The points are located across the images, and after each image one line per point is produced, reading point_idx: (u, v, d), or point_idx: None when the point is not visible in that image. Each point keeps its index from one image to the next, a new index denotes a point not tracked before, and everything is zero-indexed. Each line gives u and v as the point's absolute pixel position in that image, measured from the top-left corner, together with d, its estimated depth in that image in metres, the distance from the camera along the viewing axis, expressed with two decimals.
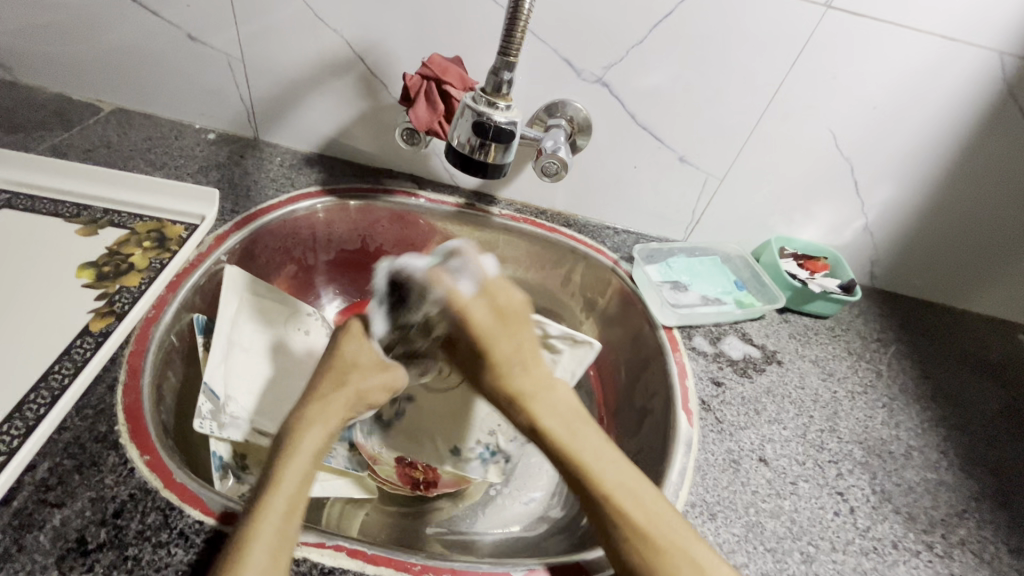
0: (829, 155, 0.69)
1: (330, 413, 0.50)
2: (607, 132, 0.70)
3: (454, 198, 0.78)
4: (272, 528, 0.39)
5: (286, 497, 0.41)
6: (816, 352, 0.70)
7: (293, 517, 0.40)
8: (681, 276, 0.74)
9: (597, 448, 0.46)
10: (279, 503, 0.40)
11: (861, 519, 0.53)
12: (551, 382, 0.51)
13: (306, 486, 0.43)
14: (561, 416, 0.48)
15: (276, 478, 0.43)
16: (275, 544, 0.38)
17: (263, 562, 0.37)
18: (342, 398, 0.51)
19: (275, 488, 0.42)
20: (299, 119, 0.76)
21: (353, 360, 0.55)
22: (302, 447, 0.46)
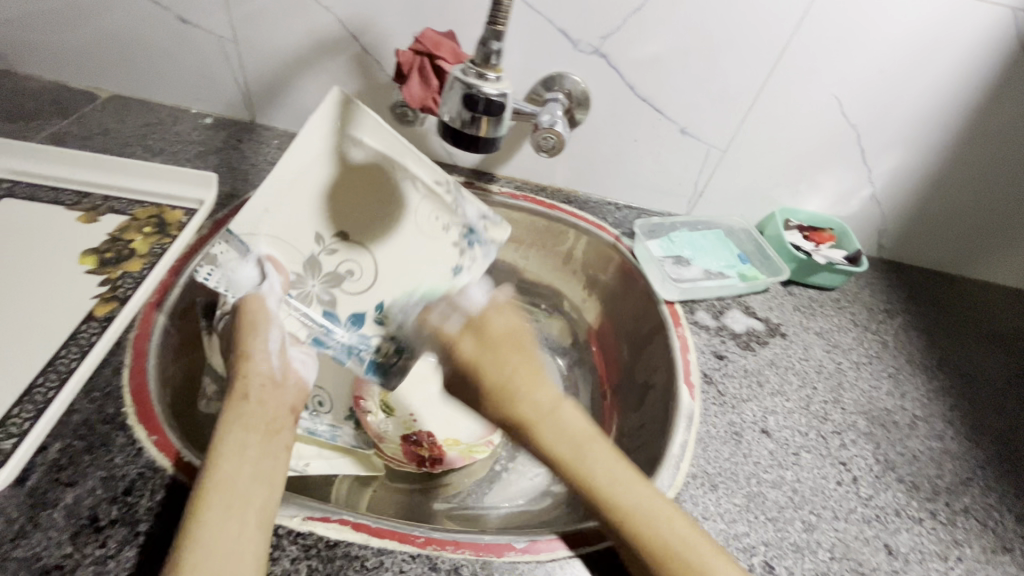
0: (836, 122, 0.68)
1: (245, 392, 0.50)
2: (607, 105, 0.69)
3: (453, 177, 0.77)
4: (220, 508, 0.39)
5: (226, 476, 0.42)
6: (821, 324, 0.69)
7: (236, 491, 0.41)
8: (683, 250, 0.73)
9: (597, 454, 0.48)
10: (224, 485, 0.41)
11: (863, 488, 0.53)
12: (539, 376, 0.54)
13: (239, 474, 0.42)
14: (570, 439, 0.50)
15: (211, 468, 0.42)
16: (231, 517, 0.39)
17: (215, 539, 0.38)
18: (246, 373, 0.52)
19: (215, 473, 0.42)
20: (295, 100, 0.75)
21: (243, 344, 0.54)
22: (233, 426, 0.47)
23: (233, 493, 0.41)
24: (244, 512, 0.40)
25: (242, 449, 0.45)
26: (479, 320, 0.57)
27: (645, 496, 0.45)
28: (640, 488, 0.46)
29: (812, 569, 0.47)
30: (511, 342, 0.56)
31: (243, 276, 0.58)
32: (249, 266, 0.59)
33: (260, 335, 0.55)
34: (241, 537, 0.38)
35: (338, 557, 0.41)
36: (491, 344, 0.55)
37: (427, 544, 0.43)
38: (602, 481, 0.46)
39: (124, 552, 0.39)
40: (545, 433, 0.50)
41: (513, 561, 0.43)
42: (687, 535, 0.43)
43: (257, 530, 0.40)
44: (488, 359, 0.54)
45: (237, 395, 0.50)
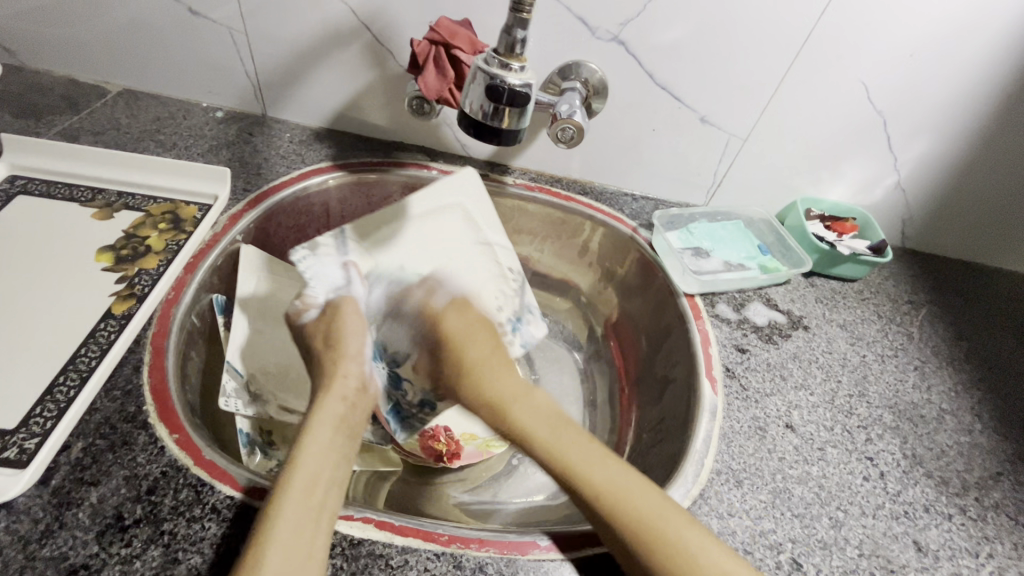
0: (861, 109, 0.66)
1: (337, 392, 0.52)
2: (625, 94, 0.67)
3: (467, 169, 0.77)
4: (299, 498, 0.40)
5: (308, 471, 0.42)
6: (845, 316, 0.68)
7: (316, 485, 0.41)
8: (703, 242, 0.72)
9: (599, 457, 0.48)
10: (302, 477, 0.41)
11: (891, 484, 0.52)
12: (526, 390, 0.58)
13: (319, 477, 0.42)
14: (546, 423, 0.53)
15: (294, 466, 0.43)
16: (306, 508, 0.39)
17: (291, 531, 0.38)
18: (342, 373, 0.54)
19: (297, 468, 0.42)
20: (306, 93, 0.74)
21: (336, 338, 0.56)
22: (319, 421, 0.48)
23: (308, 486, 0.41)
24: (319, 507, 0.40)
25: (326, 445, 0.45)
26: (439, 313, 0.66)
27: (625, 480, 0.46)
28: (632, 474, 0.46)
29: (840, 567, 0.46)
30: (467, 327, 0.65)
31: (329, 273, 0.61)
32: (336, 266, 0.62)
33: (358, 336, 0.57)
34: (309, 532, 0.38)
35: (363, 555, 0.41)
36: (470, 345, 0.64)
37: (451, 542, 0.43)
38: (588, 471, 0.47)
39: (150, 551, 0.39)
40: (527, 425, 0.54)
41: (538, 559, 0.43)
42: (681, 527, 0.42)
43: (325, 530, 0.39)
44: (481, 343, 0.61)
45: (327, 395, 0.51)
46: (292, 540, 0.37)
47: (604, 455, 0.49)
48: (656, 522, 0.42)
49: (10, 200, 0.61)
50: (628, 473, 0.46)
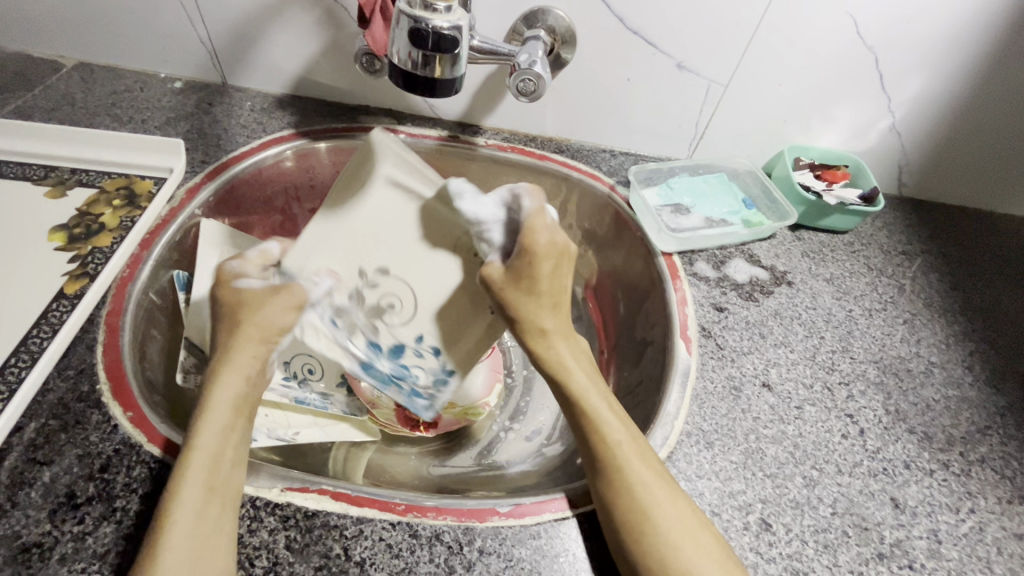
0: (851, 47, 0.61)
1: (238, 365, 0.46)
2: (595, 42, 0.63)
3: (436, 131, 0.73)
4: (197, 486, 0.38)
5: (206, 456, 0.40)
6: (832, 270, 0.65)
7: (214, 470, 0.39)
8: (683, 198, 0.68)
9: (602, 392, 0.47)
10: (197, 467, 0.39)
11: (871, 441, 0.51)
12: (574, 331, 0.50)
13: (217, 470, 0.39)
14: (584, 364, 0.48)
15: (190, 443, 0.40)
16: (204, 502, 0.37)
17: (188, 530, 0.36)
18: (246, 351, 0.47)
19: (194, 450, 0.40)
20: (264, 58, 0.71)
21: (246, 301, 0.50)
22: (218, 399, 0.44)
23: (209, 474, 0.39)
24: (222, 499, 0.38)
25: (228, 422, 0.43)
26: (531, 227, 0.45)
27: (631, 444, 0.43)
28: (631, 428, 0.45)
29: (812, 526, 0.45)
30: (556, 259, 0.47)
31: None
32: None
33: (273, 313, 0.49)
34: (213, 525, 0.37)
35: (317, 526, 0.41)
36: (547, 259, 0.46)
37: (408, 511, 0.42)
38: (596, 405, 0.45)
39: (101, 529, 0.39)
40: (557, 349, 0.48)
41: (496, 526, 0.42)
42: (669, 506, 0.40)
43: (229, 523, 0.38)
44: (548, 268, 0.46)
45: (231, 365, 0.46)
46: (192, 536, 0.36)
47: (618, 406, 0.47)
48: (635, 469, 0.41)
49: None
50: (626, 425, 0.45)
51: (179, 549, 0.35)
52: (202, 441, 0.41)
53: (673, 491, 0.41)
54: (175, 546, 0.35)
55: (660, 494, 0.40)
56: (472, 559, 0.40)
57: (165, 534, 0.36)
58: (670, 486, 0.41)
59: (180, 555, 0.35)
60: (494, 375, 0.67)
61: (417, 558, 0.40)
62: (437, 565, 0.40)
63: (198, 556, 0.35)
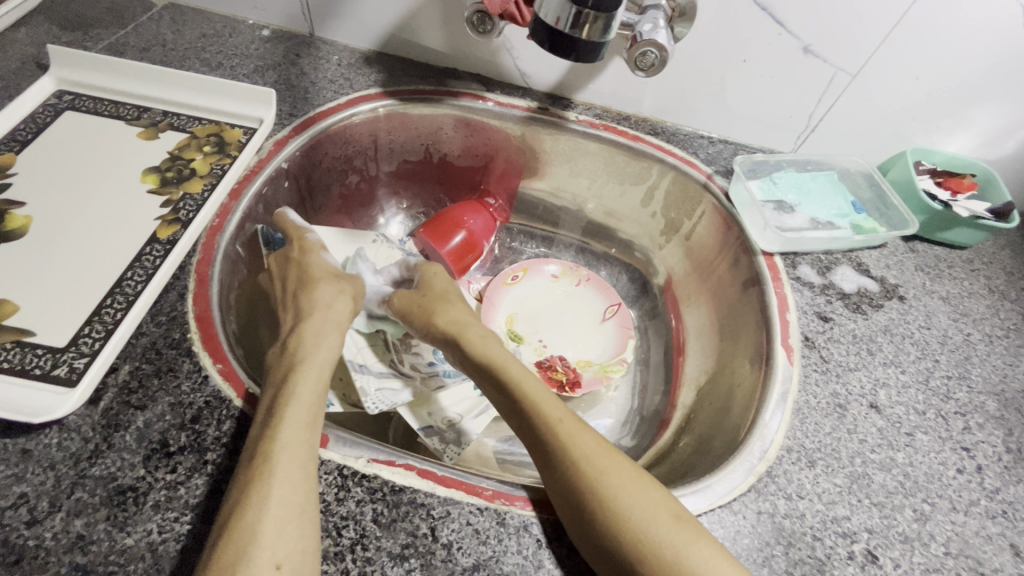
0: (1009, 41, 0.54)
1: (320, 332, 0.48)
2: (716, 15, 0.58)
3: (526, 102, 0.70)
4: (299, 440, 0.38)
5: (304, 419, 0.39)
6: (949, 288, 0.59)
7: (314, 430, 0.40)
8: (788, 195, 0.63)
9: (582, 426, 0.44)
10: (303, 419, 0.39)
11: (990, 480, 0.46)
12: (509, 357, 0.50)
13: (308, 428, 0.39)
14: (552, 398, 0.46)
15: (290, 390, 0.41)
16: (304, 461, 0.37)
17: (292, 477, 0.36)
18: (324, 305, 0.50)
19: (290, 396, 0.41)
20: (356, 10, 0.68)
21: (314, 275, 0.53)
22: (320, 359, 0.45)
23: (308, 425, 0.39)
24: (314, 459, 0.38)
25: (319, 380, 0.44)
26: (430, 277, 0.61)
27: (633, 487, 0.39)
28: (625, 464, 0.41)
29: (922, 564, 0.41)
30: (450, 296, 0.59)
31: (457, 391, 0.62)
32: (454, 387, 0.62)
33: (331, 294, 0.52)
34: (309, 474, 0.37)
35: (404, 503, 0.39)
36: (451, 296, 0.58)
37: (495, 498, 0.40)
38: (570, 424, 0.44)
39: (193, 480, 0.38)
40: (508, 372, 0.49)
41: None
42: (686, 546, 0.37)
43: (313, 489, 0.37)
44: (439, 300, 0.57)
45: (326, 328, 0.48)
46: (293, 491, 0.36)
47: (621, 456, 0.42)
48: (637, 508, 0.38)
49: (57, 116, 0.59)
50: (631, 472, 0.41)
51: (282, 495, 0.35)
52: (302, 393, 0.41)
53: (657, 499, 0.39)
54: (280, 491, 0.35)
55: (686, 538, 0.37)
56: (561, 556, 0.38)
57: (267, 485, 0.35)
58: (650, 491, 0.39)
59: (285, 499, 0.35)
60: (625, 330, 0.71)
61: (504, 548, 0.38)
62: (525, 557, 0.38)
63: (302, 507, 0.35)
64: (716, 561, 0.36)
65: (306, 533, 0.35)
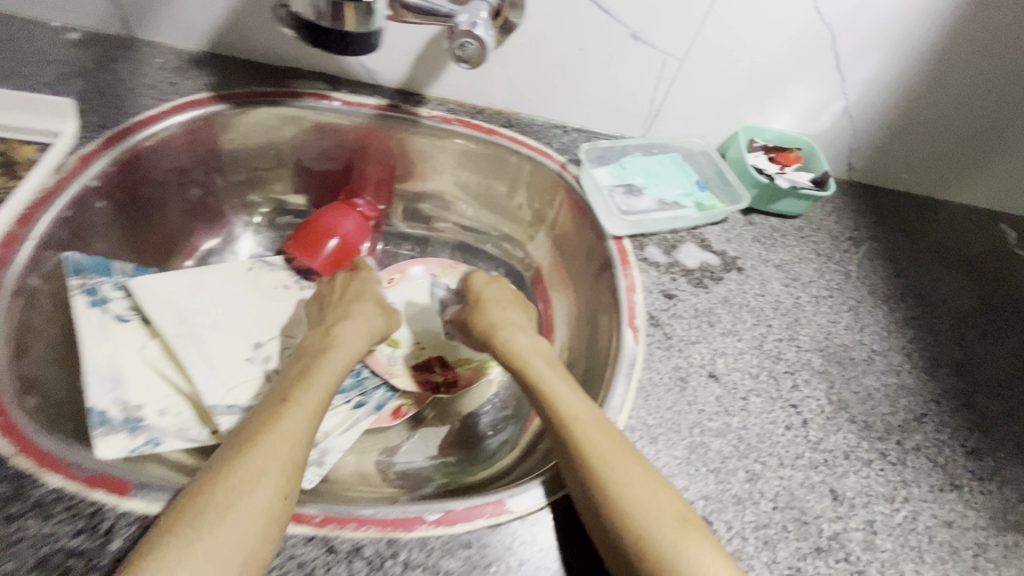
0: (808, 22, 0.58)
1: (331, 365, 0.49)
2: (545, 4, 0.58)
3: (375, 99, 0.67)
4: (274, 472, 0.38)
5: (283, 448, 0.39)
6: (782, 257, 0.63)
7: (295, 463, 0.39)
8: (636, 178, 0.66)
9: (598, 422, 0.43)
10: (290, 437, 0.40)
11: (814, 432, 0.50)
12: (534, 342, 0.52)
13: (291, 459, 0.39)
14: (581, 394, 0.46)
15: (280, 420, 0.41)
16: (271, 494, 0.36)
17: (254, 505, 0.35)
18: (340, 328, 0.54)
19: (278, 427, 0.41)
20: (174, 8, 0.62)
21: (352, 297, 0.58)
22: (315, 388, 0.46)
23: (290, 455, 0.39)
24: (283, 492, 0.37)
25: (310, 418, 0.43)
26: (472, 277, 0.60)
27: (634, 478, 0.39)
28: (632, 455, 0.41)
29: (752, 522, 0.44)
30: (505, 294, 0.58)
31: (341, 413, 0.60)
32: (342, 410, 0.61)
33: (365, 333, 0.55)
34: (278, 506, 0.37)
35: None
36: (489, 297, 0.58)
37: (325, 523, 0.38)
38: (553, 387, 0.46)
39: None
40: (530, 371, 0.49)
41: (423, 535, 0.39)
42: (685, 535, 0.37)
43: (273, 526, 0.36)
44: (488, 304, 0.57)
45: (337, 366, 0.49)
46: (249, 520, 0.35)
47: (631, 450, 0.41)
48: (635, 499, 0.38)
49: None
50: (629, 461, 0.40)
51: (238, 524, 0.34)
52: (286, 424, 0.41)
53: (624, 446, 0.41)
54: (237, 519, 0.35)
55: (687, 532, 0.37)
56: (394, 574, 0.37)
57: (229, 507, 0.35)
58: (652, 486, 0.39)
59: (239, 525, 0.34)
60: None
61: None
62: None
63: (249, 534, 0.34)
64: (696, 542, 0.37)
65: (252, 546, 0.34)
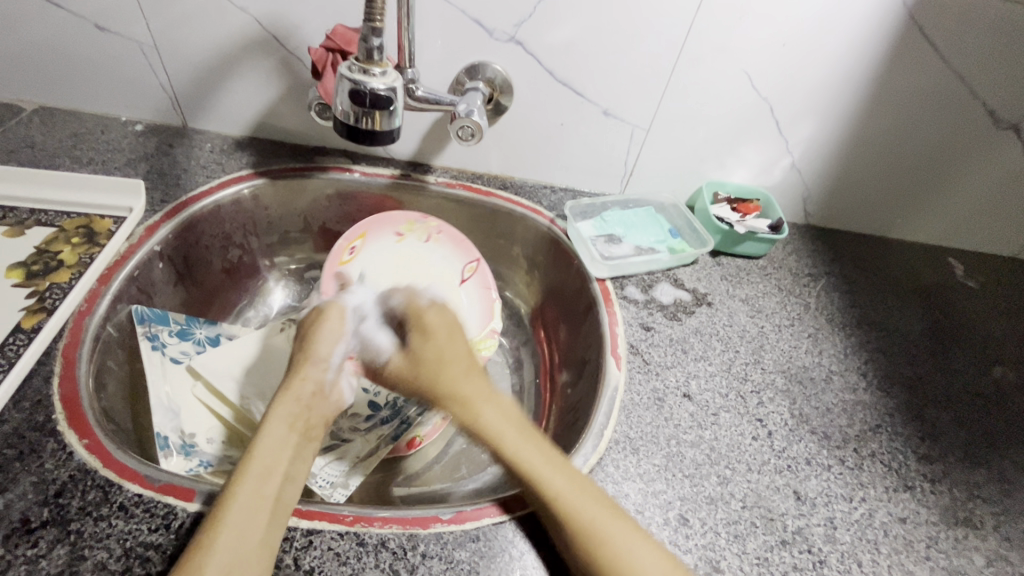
0: (749, 96, 0.70)
1: (295, 393, 0.52)
2: (530, 90, 0.71)
3: (389, 170, 0.79)
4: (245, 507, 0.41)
5: (262, 465, 0.45)
6: (747, 291, 0.72)
7: (267, 484, 0.43)
8: (616, 229, 0.76)
9: (544, 455, 0.48)
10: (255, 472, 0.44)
11: (778, 441, 0.57)
12: (493, 393, 0.55)
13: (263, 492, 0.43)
14: (519, 430, 0.51)
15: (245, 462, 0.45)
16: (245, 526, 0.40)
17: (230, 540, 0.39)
18: (305, 373, 0.55)
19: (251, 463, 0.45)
20: (225, 102, 0.75)
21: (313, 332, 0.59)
22: (278, 415, 0.50)
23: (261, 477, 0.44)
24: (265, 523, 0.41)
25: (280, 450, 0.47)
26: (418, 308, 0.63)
27: (575, 500, 0.45)
28: (570, 479, 0.47)
29: (724, 519, 0.50)
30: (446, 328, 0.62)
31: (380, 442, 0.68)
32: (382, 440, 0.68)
33: (329, 345, 0.58)
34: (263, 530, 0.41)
35: None
36: (437, 329, 0.61)
37: (355, 522, 0.45)
38: (512, 440, 0.50)
39: (55, 551, 0.41)
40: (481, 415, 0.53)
41: (438, 531, 0.46)
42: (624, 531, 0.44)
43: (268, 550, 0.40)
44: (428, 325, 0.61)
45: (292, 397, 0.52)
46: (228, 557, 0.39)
47: (570, 473, 0.47)
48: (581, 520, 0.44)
49: None
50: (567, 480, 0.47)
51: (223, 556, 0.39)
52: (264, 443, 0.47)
53: (580, 485, 0.46)
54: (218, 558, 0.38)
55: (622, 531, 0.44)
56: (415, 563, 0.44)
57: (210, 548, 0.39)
58: (592, 504, 0.45)
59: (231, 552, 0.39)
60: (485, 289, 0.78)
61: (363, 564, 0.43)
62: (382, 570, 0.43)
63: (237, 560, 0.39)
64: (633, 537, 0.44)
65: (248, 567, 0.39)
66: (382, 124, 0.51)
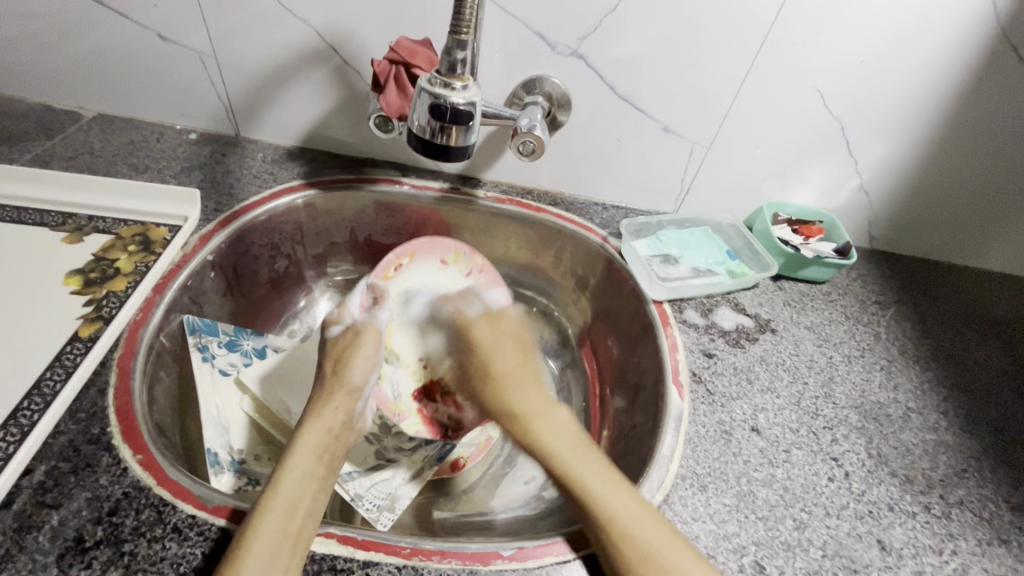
0: (819, 115, 0.67)
1: (325, 419, 0.55)
2: (588, 105, 0.69)
3: (439, 183, 0.78)
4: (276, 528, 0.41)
5: (288, 495, 0.45)
6: (812, 319, 0.68)
7: (293, 520, 0.42)
8: (672, 249, 0.73)
9: (612, 482, 0.49)
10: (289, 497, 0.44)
11: (856, 484, 0.53)
12: (549, 410, 0.60)
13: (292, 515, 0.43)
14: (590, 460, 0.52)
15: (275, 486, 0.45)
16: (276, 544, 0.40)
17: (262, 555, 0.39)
18: (336, 404, 0.57)
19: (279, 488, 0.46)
20: (279, 112, 0.75)
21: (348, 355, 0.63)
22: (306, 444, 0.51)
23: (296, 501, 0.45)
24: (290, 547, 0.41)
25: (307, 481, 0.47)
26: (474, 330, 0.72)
27: (631, 518, 0.45)
28: (634, 501, 0.47)
29: (803, 568, 0.46)
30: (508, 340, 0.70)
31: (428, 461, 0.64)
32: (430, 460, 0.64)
33: (363, 373, 0.62)
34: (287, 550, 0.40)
35: (324, 570, 0.42)
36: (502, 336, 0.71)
37: (413, 555, 0.43)
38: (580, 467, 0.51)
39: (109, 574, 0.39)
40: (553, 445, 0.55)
41: (500, 569, 0.43)
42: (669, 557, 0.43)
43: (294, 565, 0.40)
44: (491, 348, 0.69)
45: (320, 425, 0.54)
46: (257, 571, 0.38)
47: (634, 497, 0.47)
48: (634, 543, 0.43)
49: None
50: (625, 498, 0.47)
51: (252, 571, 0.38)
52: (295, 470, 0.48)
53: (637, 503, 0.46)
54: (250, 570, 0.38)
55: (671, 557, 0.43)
56: None
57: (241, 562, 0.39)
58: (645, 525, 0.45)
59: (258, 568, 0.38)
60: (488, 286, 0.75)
61: None
62: None
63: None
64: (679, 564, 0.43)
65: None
66: (458, 139, 0.50)
